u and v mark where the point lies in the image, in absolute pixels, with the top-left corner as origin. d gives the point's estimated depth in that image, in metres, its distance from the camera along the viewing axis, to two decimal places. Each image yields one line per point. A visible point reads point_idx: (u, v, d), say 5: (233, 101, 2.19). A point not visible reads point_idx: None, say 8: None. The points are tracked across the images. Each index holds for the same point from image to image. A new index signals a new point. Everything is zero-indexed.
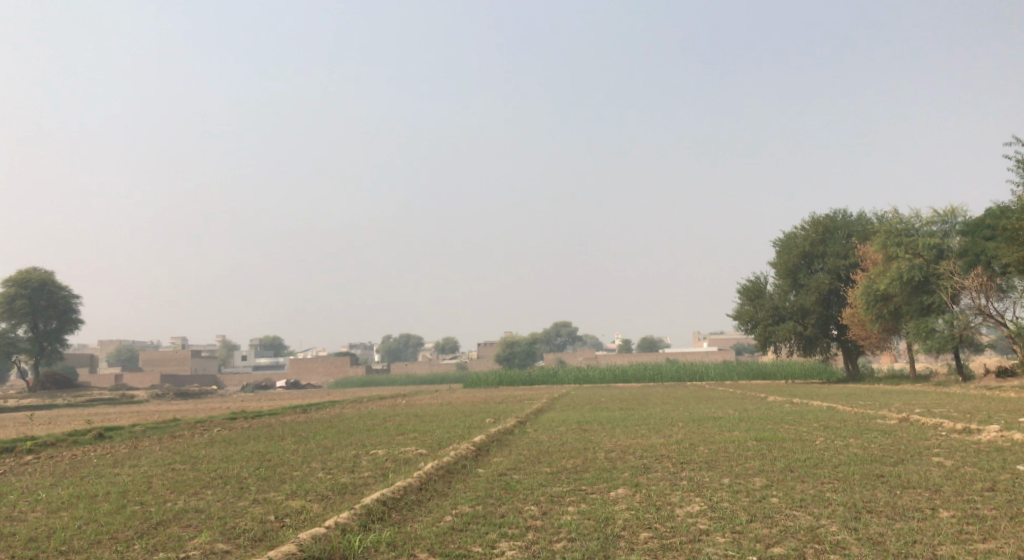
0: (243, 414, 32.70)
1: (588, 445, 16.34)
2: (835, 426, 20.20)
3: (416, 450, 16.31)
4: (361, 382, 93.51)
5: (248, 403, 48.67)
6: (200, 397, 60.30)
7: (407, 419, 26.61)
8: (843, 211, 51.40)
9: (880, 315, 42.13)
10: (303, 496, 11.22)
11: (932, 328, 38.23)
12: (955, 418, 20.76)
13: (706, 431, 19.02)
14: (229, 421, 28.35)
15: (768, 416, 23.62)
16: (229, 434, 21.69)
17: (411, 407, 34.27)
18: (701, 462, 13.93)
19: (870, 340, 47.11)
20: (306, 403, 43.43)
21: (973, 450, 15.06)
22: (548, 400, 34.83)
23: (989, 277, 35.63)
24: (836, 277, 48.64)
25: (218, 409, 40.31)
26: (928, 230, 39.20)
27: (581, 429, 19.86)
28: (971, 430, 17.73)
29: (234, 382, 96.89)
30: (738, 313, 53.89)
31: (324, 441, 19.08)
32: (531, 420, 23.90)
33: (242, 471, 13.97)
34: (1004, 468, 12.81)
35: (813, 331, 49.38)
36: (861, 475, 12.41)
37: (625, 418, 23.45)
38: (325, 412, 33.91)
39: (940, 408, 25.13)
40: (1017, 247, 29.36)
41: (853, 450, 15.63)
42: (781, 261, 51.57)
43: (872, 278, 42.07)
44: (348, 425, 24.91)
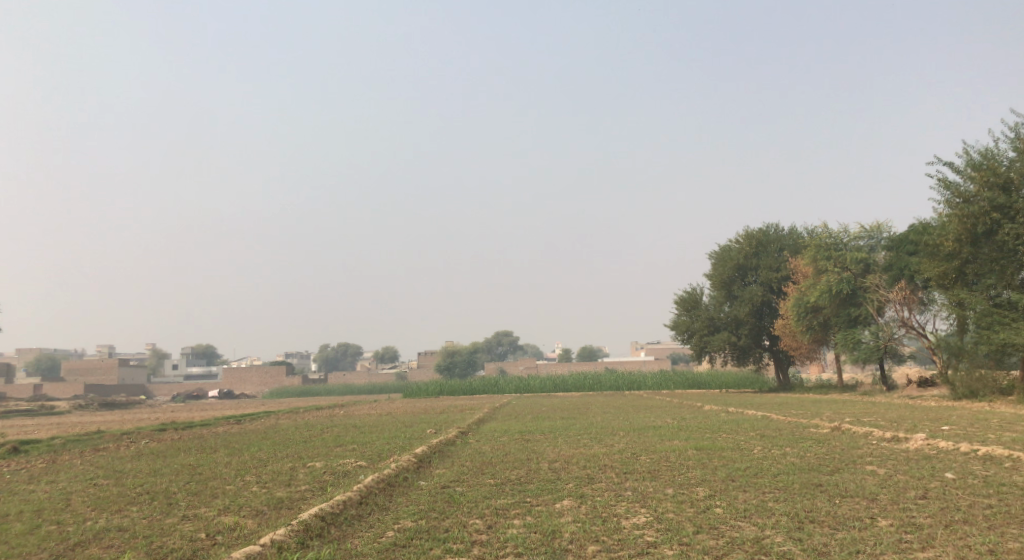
0: (173, 426, 31.57)
1: (531, 456, 16.21)
2: (772, 435, 20.56)
3: (355, 462, 15.91)
4: (297, 391, 91.61)
5: (178, 413, 47.08)
6: (128, 408, 58.14)
7: (346, 430, 26.08)
8: (775, 225, 52.74)
9: (811, 327, 43.24)
10: (236, 512, 10.75)
11: (859, 339, 39.40)
12: (884, 426, 21.37)
13: (646, 441, 19.11)
14: (159, 433, 27.38)
15: (706, 425, 23.93)
16: (157, 447, 20.86)
17: (349, 418, 33.64)
18: (644, 472, 13.94)
19: (800, 351, 48.31)
20: (240, 414, 42.25)
21: (903, 458, 15.46)
22: (490, 410, 34.64)
23: (912, 291, 36.89)
24: (769, 289, 49.82)
25: (146, 420, 38.88)
26: (855, 244, 40.42)
27: (523, 439, 19.74)
28: (900, 438, 18.25)
29: (164, 391, 93.87)
30: (675, 324, 54.66)
31: (259, 453, 18.49)
32: (473, 430, 23.70)
33: (171, 485, 13.36)
34: (934, 476, 13.16)
35: (747, 341, 50.40)
36: (799, 484, 12.56)
37: (566, 428, 23.46)
38: (260, 423, 33.01)
39: (869, 417, 25.85)
40: (938, 263, 30.44)
41: (790, 458, 15.88)
42: (716, 273, 52.57)
43: (803, 291, 43.17)
44: (285, 436, 24.23)
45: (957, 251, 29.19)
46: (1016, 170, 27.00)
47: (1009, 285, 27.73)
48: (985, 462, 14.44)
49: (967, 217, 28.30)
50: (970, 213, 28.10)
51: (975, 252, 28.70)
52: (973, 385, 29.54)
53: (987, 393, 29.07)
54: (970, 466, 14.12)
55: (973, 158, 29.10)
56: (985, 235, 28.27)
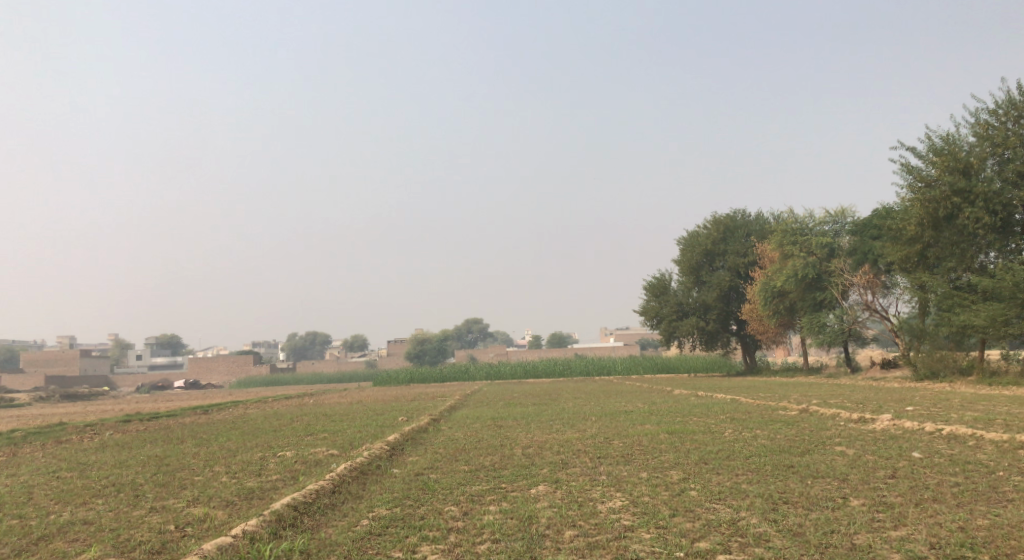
0: (138, 417, 31.00)
1: (504, 442, 16.16)
2: (741, 418, 20.73)
3: (326, 451, 15.72)
4: (266, 381, 90.78)
5: (142, 404, 46.26)
6: (90, 399, 57.02)
7: (316, 419, 25.82)
8: (742, 211, 53.21)
9: (777, 311, 43.73)
10: (206, 503, 10.54)
11: (824, 323, 39.96)
12: (851, 407, 21.70)
13: (619, 425, 19.16)
14: (123, 424, 26.83)
15: (676, 409, 24.05)
16: (122, 438, 20.44)
17: (318, 407, 33.34)
18: (618, 456, 13.96)
19: (767, 335, 48.84)
20: (206, 404, 41.68)
21: (871, 438, 15.67)
22: (461, 397, 34.55)
23: (876, 275, 37.46)
24: (736, 274, 50.32)
25: (110, 411, 38.17)
26: (820, 229, 40.90)
27: (496, 426, 19.66)
28: (866, 419, 18.51)
29: (129, 382, 92.34)
30: (644, 309, 54.94)
31: (227, 443, 18.18)
32: (445, 417, 23.56)
33: (137, 477, 13.09)
34: (902, 455, 13.37)
35: (714, 326, 50.85)
36: (771, 466, 12.67)
37: (538, 413, 23.46)
38: (228, 413, 32.55)
39: (834, 399, 26.24)
40: (901, 247, 30.87)
41: (761, 440, 16.02)
42: (684, 258, 52.94)
43: (769, 275, 43.62)
44: (253, 426, 23.90)
45: (919, 234, 29.67)
46: (977, 154, 27.45)
47: (970, 268, 28.24)
48: (950, 441, 14.69)
49: (929, 201, 28.74)
50: (931, 197, 28.56)
51: (936, 236, 29.18)
52: (934, 366, 30.14)
53: (948, 373, 29.66)
54: (936, 445, 14.37)
55: (935, 143, 29.54)
56: (946, 220, 28.74)
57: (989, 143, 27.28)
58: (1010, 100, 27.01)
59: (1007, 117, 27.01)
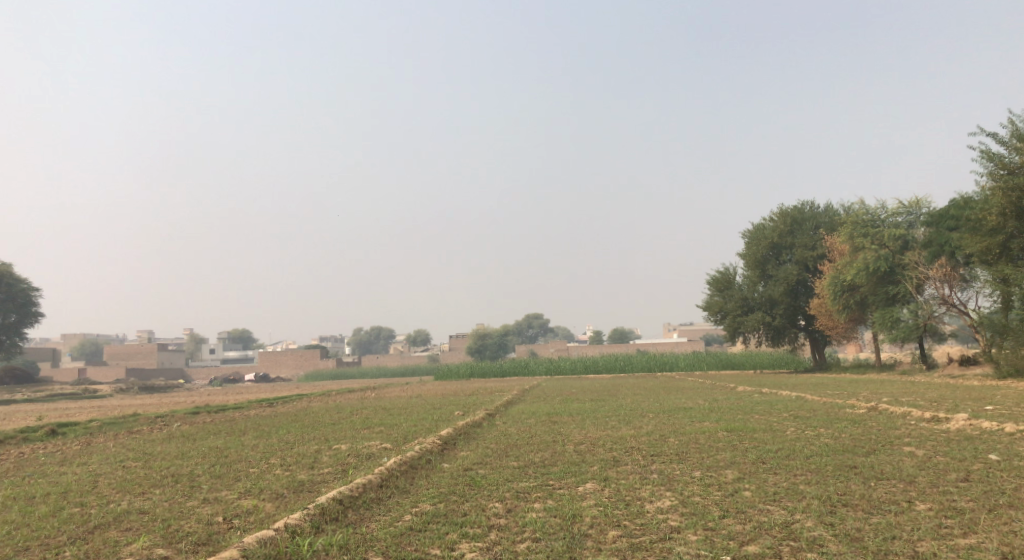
0: (207, 409, 31.88)
1: (557, 438, 15.99)
2: (805, 416, 20.06)
3: (380, 444, 15.81)
4: (331, 375, 92.62)
5: (212, 397, 47.68)
6: (166, 392, 59.00)
7: (374, 412, 26.04)
8: (810, 202, 51.69)
9: (847, 306, 42.32)
10: (256, 495, 10.68)
11: (898, 318, 38.47)
12: (923, 406, 20.79)
13: (676, 422, 18.76)
14: (191, 416, 27.63)
15: (737, 406, 23.47)
16: (189, 429, 21.03)
17: (379, 400, 33.69)
18: (672, 454, 13.61)
19: (836, 330, 47.29)
20: (274, 397, 42.70)
21: (943, 439, 14.94)
22: (519, 392, 34.57)
23: (953, 268, 35.84)
24: (804, 268, 48.93)
25: (181, 402, 39.38)
26: (894, 220, 39.34)
27: (551, 421, 19.50)
28: (940, 418, 17.63)
29: (203, 375, 95.35)
30: (708, 304, 53.89)
31: (286, 435, 18.47)
32: (501, 412, 23.51)
33: (195, 468, 13.37)
34: (976, 458, 12.64)
35: (781, 321, 49.50)
36: (833, 466, 12.14)
37: (595, 409, 23.22)
38: (292, 406, 33.18)
39: (906, 397, 25.22)
40: (982, 238, 29.38)
41: (824, 439, 15.45)
42: (749, 252, 51.74)
43: (839, 269, 42.20)
44: (314, 419, 24.30)
45: (1001, 225, 28.23)
46: None
47: None
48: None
49: (1011, 189, 27.31)
50: (1014, 185, 27.12)
51: (1020, 226, 27.69)
52: (1018, 364, 28.66)
53: None
54: (1014, 447, 13.59)
55: (1018, 129, 28.07)
56: None
57: None
58: None
59: None
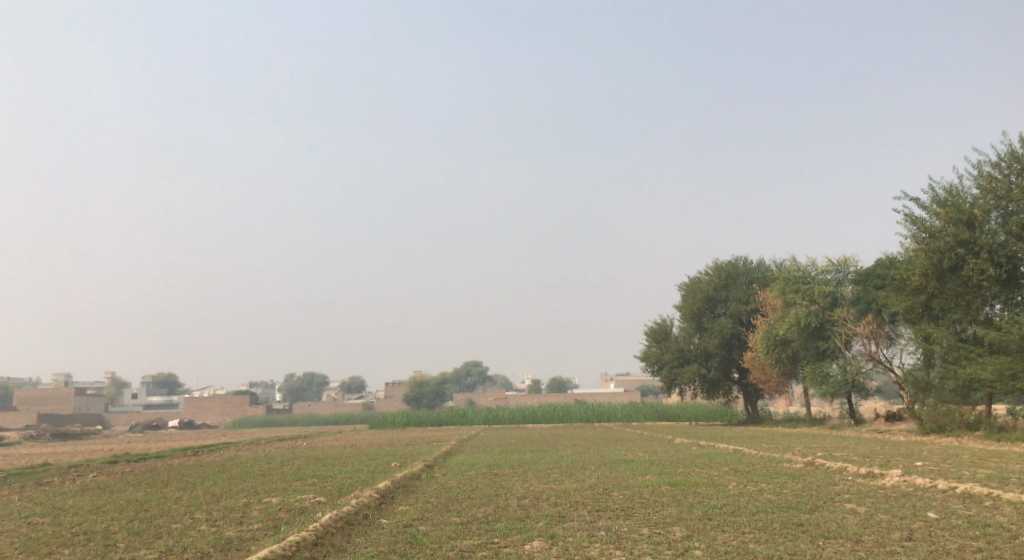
0: (125, 458, 30.18)
1: (499, 492, 15.53)
2: (744, 470, 20.05)
3: (314, 498, 15.06)
4: (261, 422, 89.58)
5: (131, 445, 45.25)
6: (81, 440, 55.92)
7: (307, 463, 25.05)
8: (744, 257, 52.90)
9: (779, 360, 43.06)
10: (178, 555, 9.92)
11: (827, 373, 39.35)
12: (857, 461, 21.07)
13: (618, 475, 18.51)
14: (108, 466, 26.07)
15: (677, 459, 23.42)
16: (105, 480, 19.72)
17: (311, 450, 32.49)
18: (618, 510, 13.32)
19: (769, 384, 48.09)
20: (198, 445, 40.77)
21: (882, 495, 15.00)
22: (458, 442, 33.88)
23: (879, 325, 36.92)
24: (738, 321, 49.82)
25: (97, 451, 37.23)
26: (823, 277, 40.35)
27: (491, 474, 18.99)
28: (875, 474, 17.80)
29: (123, 421, 91.04)
30: (645, 355, 54.20)
31: (211, 487, 17.47)
32: (439, 463, 22.87)
33: (111, 524, 12.41)
34: (917, 516, 12.70)
35: (717, 373, 50.07)
36: (780, 524, 12.02)
37: (536, 461, 22.82)
38: (218, 455, 31.71)
39: (840, 452, 25.61)
40: (906, 297, 30.31)
41: (767, 495, 15.35)
42: (686, 304, 52.44)
43: (772, 323, 43.06)
44: (241, 469, 23.21)
45: (923, 285, 29.16)
46: (980, 206, 27.12)
47: (975, 319, 27.74)
48: (964, 501, 14.07)
49: (933, 251, 28.34)
50: (935, 248, 28.16)
51: (941, 287, 28.67)
52: (940, 420, 29.46)
53: (955, 428, 29.03)
54: (950, 504, 13.71)
55: (938, 194, 29.27)
56: (950, 270, 28.29)
57: (992, 195, 26.99)
58: (1011, 152, 26.78)
59: (1010, 170, 26.68)
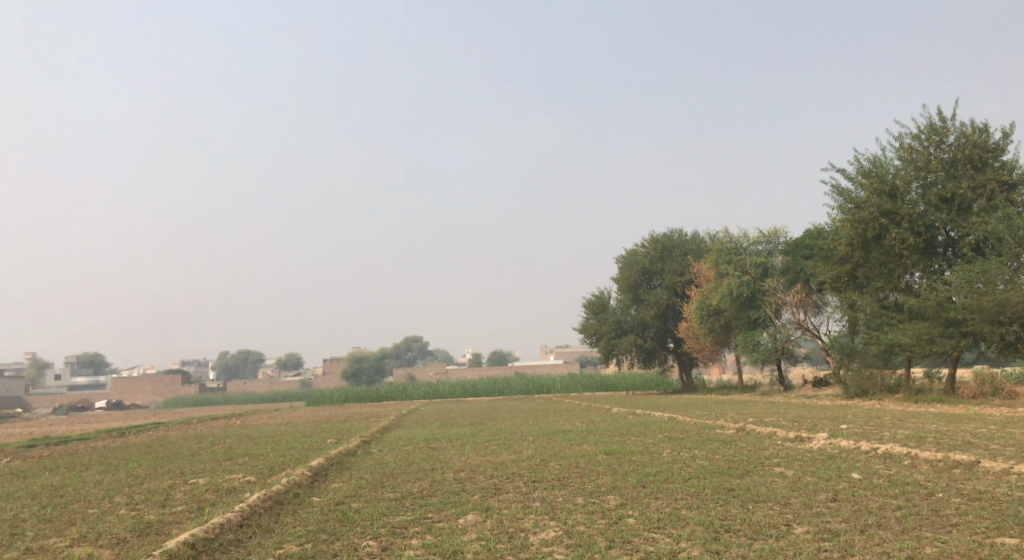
0: (46, 441, 29.01)
1: (436, 465, 15.37)
2: (679, 437, 20.36)
3: (243, 477, 14.64)
4: (194, 401, 87.52)
5: (54, 427, 43.57)
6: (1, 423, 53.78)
7: (239, 441, 24.46)
8: (679, 230, 53.61)
9: (713, 329, 43.90)
10: (92, 542, 9.48)
11: (758, 341, 40.30)
12: (786, 426, 21.60)
13: (555, 446, 18.57)
14: (27, 450, 24.98)
15: (614, 428, 23.69)
16: (23, 465, 18.87)
17: (244, 428, 31.77)
18: (553, 480, 13.29)
19: (703, 353, 49.04)
20: (126, 426, 39.53)
21: (809, 458, 15.39)
22: (395, 417, 33.67)
23: (807, 294, 37.90)
24: (673, 292, 50.55)
25: (18, 435, 35.78)
26: (754, 249, 41.08)
27: (429, 447, 18.87)
28: (802, 438, 18.26)
29: (46, 403, 87.79)
30: (583, 327, 54.62)
31: (136, 470, 16.84)
32: (375, 439, 22.58)
33: (22, 512, 11.81)
34: (841, 477, 13.02)
35: (652, 343, 50.82)
36: (711, 489, 12.17)
37: (474, 434, 22.76)
38: (145, 435, 30.71)
39: (770, 417, 26.30)
40: (832, 266, 31.11)
41: (699, 461, 15.59)
42: (622, 276, 52.95)
43: (705, 294, 43.80)
44: (168, 450, 22.45)
45: (849, 254, 29.97)
46: (902, 177, 27.85)
47: (896, 287, 28.66)
48: (886, 460, 14.52)
49: (858, 222, 29.09)
50: (861, 218, 28.91)
51: (865, 256, 29.53)
52: (863, 384, 30.46)
53: (877, 391, 30.11)
54: (872, 465, 14.14)
55: (863, 166, 30.02)
56: (874, 240, 29.08)
57: (913, 166, 27.74)
58: (931, 125, 27.56)
59: (929, 142, 27.47)
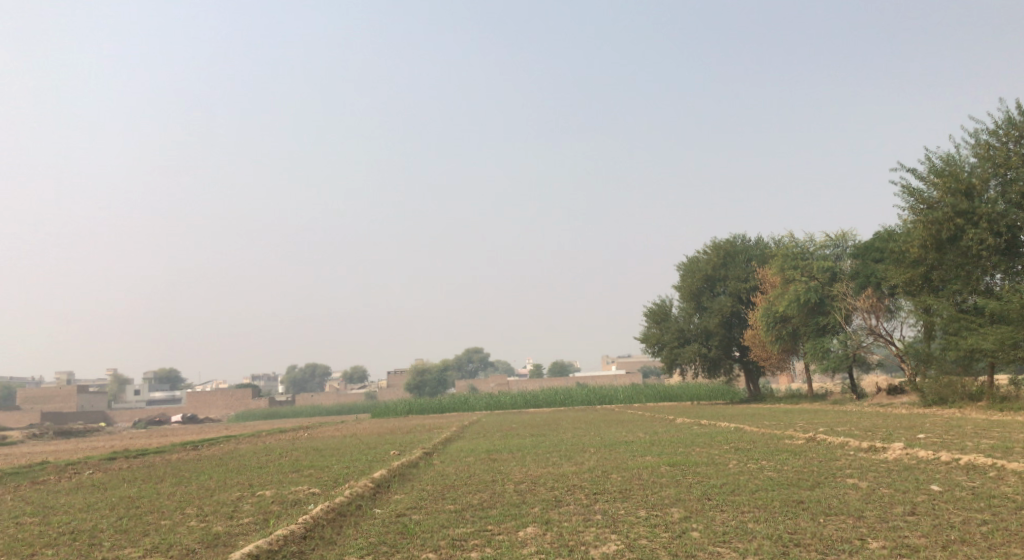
0: (124, 454, 30.02)
1: (497, 477, 15.30)
2: (745, 448, 19.82)
3: (308, 489, 14.83)
4: (263, 415, 89.53)
5: (133, 440, 45.10)
6: (84, 437, 56.03)
7: (306, 454, 24.84)
8: (742, 235, 52.61)
9: (779, 337, 42.82)
10: (163, 553, 9.71)
11: (827, 348, 39.07)
12: (859, 435, 20.84)
13: (618, 457, 18.29)
14: (106, 462, 25.88)
15: (678, 439, 23.25)
16: (101, 478, 19.53)
17: (310, 441, 32.26)
18: (616, 492, 13.08)
19: (770, 361, 47.87)
20: (199, 439, 40.61)
21: (884, 469, 14.77)
22: (458, 428, 33.73)
23: (879, 299, 36.65)
24: (737, 300, 49.56)
25: (98, 448, 37.12)
26: (822, 253, 39.98)
27: (491, 459, 18.83)
28: (877, 448, 17.55)
29: (126, 417, 91.05)
30: (646, 336, 53.94)
31: (206, 482, 17.24)
32: (438, 450, 22.63)
33: (99, 522, 12.21)
34: (920, 489, 12.45)
35: (717, 352, 49.83)
36: (780, 502, 11.77)
37: (536, 445, 22.62)
38: (217, 448, 31.44)
39: (842, 426, 25.40)
40: (906, 269, 29.98)
41: (767, 473, 15.13)
42: (685, 284, 52.13)
43: (771, 300, 42.82)
44: (238, 462, 22.98)
45: (923, 257, 28.88)
46: (978, 175, 26.73)
47: (975, 290, 27.45)
48: (968, 472, 13.84)
49: (932, 223, 28.01)
50: (934, 219, 27.83)
51: (941, 258, 28.42)
52: (942, 392, 29.23)
53: (957, 399, 28.83)
54: (953, 476, 13.48)
55: (936, 164, 28.93)
56: (950, 241, 27.96)
57: (990, 163, 26.60)
58: (1009, 120, 26.39)
59: (1007, 138, 26.31)
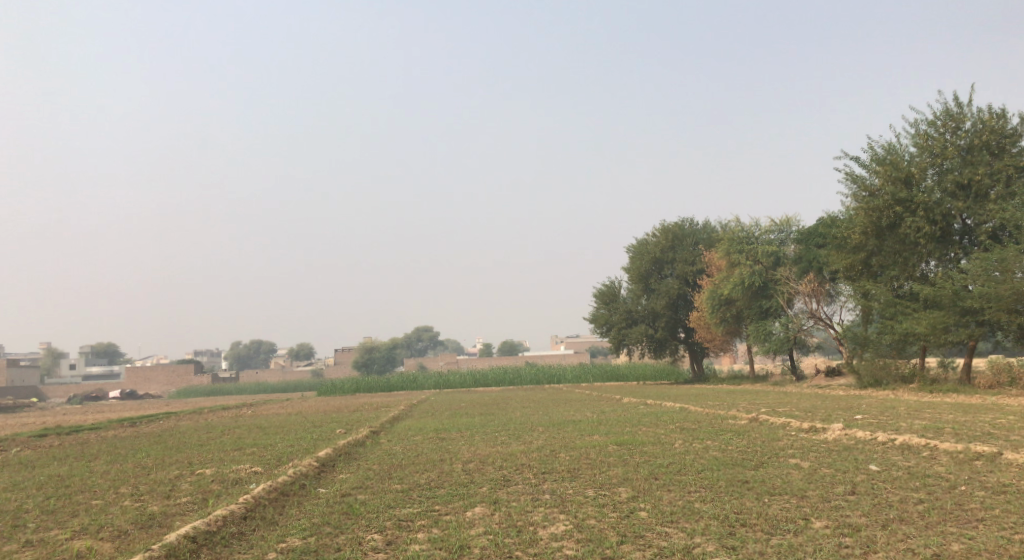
0: (57, 430, 29.06)
1: (444, 456, 15.16)
2: (690, 428, 20.03)
3: (250, 468, 14.47)
4: (205, 391, 87.80)
5: (68, 416, 43.77)
6: (14, 413, 54.09)
7: (249, 431, 24.35)
8: (691, 219, 53.12)
9: (724, 319, 43.50)
10: (93, 534, 9.33)
11: (770, 331, 39.81)
12: (800, 416, 21.25)
13: (565, 436, 18.30)
14: (38, 439, 24.97)
15: (625, 418, 23.44)
16: (32, 455, 18.80)
17: (254, 418, 31.67)
18: (564, 471, 13.07)
19: (714, 342, 48.65)
20: (138, 415, 39.61)
21: (824, 449, 15.05)
22: (405, 406, 33.53)
23: (820, 283, 37.43)
24: (684, 282, 50.14)
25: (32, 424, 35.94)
26: (766, 238, 40.59)
27: (438, 438, 18.66)
28: (817, 429, 17.89)
29: (60, 393, 88.34)
30: (594, 317, 54.25)
31: (143, 460, 16.70)
32: (385, 429, 22.38)
33: (26, 502, 11.69)
34: (859, 469, 12.72)
35: (664, 333, 50.41)
36: (725, 482, 11.87)
37: (484, 424, 22.55)
38: (156, 425, 30.65)
39: (782, 407, 25.93)
40: (847, 254, 30.60)
41: (712, 452, 15.30)
42: (633, 266, 52.49)
43: (717, 283, 43.42)
44: (177, 440, 22.36)
45: (863, 243, 29.52)
46: (917, 164, 27.33)
47: (911, 276, 28.23)
48: (904, 452, 14.18)
49: (872, 210, 28.61)
50: (875, 206, 28.43)
51: (880, 244, 29.10)
52: (877, 373, 30.08)
53: (890, 381, 29.70)
54: (890, 456, 13.80)
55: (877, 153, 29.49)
56: (889, 228, 28.61)
57: (928, 152, 27.22)
58: (947, 111, 27.03)
59: (945, 129, 26.95)
